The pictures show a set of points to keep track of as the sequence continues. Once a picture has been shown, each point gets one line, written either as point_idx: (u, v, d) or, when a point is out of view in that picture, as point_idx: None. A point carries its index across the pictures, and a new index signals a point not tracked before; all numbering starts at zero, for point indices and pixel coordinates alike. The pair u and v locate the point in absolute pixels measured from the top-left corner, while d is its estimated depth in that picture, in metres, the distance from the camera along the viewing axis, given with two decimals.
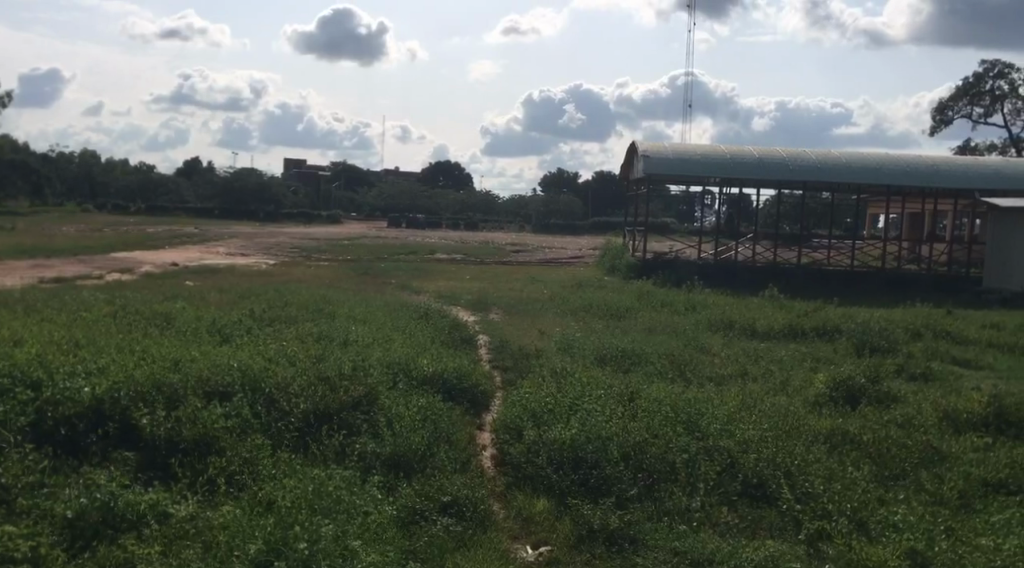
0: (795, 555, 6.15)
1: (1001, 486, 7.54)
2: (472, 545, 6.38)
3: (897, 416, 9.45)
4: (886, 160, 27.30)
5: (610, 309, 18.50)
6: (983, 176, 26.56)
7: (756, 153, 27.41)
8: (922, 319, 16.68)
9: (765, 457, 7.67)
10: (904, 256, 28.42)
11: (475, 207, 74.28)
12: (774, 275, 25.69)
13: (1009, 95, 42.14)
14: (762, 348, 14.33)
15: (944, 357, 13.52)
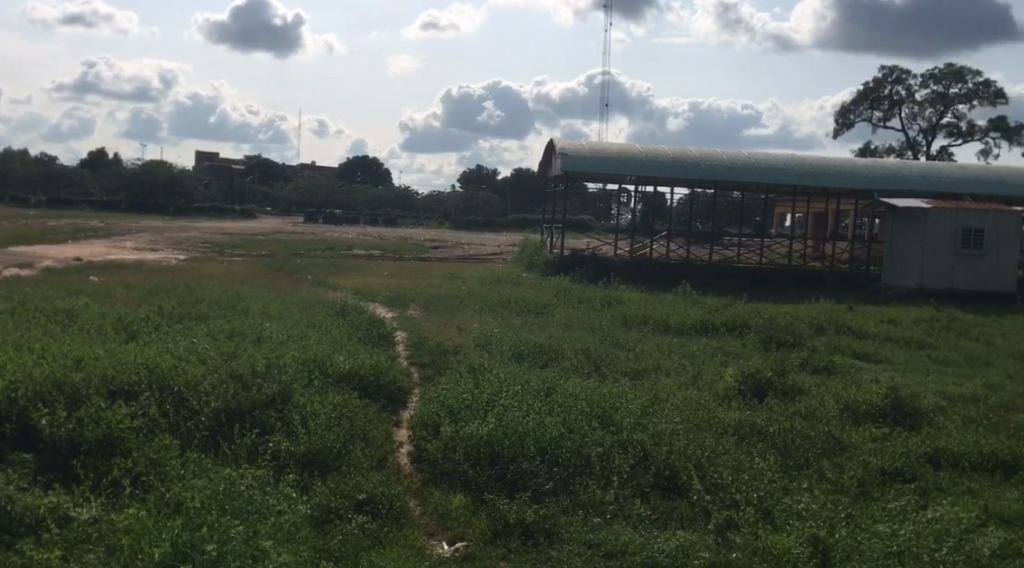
0: (703, 545, 6.32)
1: (897, 473, 7.88)
2: (387, 543, 6.34)
3: (801, 408, 9.79)
4: (793, 161, 28.19)
5: (528, 305, 18.64)
6: (883, 178, 27.68)
7: (669, 152, 27.96)
8: (825, 315, 17.30)
9: (677, 450, 7.84)
10: (810, 254, 29.38)
11: (393, 202, 73.77)
12: (687, 272, 26.26)
13: (906, 100, 43.97)
14: (674, 343, 14.64)
15: (845, 351, 14.05)
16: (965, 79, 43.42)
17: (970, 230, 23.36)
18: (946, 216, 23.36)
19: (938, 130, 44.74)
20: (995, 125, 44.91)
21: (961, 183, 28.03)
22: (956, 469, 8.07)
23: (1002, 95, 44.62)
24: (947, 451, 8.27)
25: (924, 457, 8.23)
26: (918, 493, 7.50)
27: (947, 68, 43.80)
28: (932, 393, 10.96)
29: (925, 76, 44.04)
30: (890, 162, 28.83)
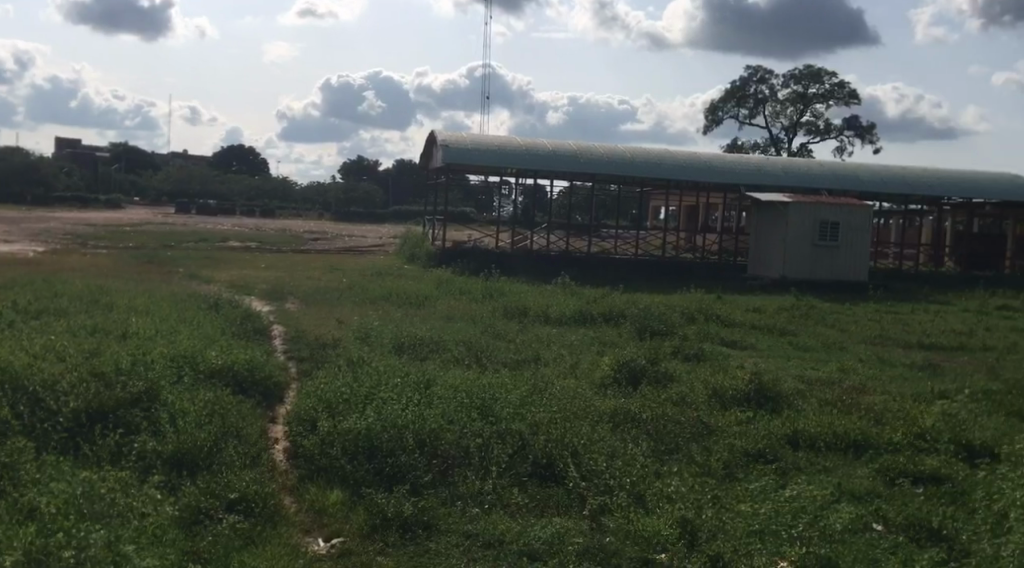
0: (578, 530, 6.44)
1: (760, 455, 8.26)
2: (260, 542, 6.20)
3: (673, 394, 10.13)
4: (666, 156, 29.04)
5: (408, 297, 18.54)
6: (750, 173, 28.88)
7: (548, 145, 28.32)
8: (696, 304, 17.93)
9: (553, 438, 7.97)
10: (683, 245, 30.35)
11: (271, 193, 71.95)
12: (567, 264, 26.70)
13: (770, 99, 45.96)
14: (553, 334, 14.87)
15: (714, 339, 14.60)
16: (823, 80, 45.72)
17: (827, 223, 24.68)
18: (805, 210, 24.57)
19: (799, 128, 46.96)
20: (850, 123, 47.49)
21: (821, 179, 29.53)
22: (813, 449, 8.53)
23: (855, 96, 47.23)
24: (805, 432, 8.72)
25: (784, 439, 8.66)
26: (778, 473, 7.89)
27: (806, 69, 46.01)
28: (792, 377, 11.53)
29: (787, 76, 46.14)
30: (756, 158, 30.10)
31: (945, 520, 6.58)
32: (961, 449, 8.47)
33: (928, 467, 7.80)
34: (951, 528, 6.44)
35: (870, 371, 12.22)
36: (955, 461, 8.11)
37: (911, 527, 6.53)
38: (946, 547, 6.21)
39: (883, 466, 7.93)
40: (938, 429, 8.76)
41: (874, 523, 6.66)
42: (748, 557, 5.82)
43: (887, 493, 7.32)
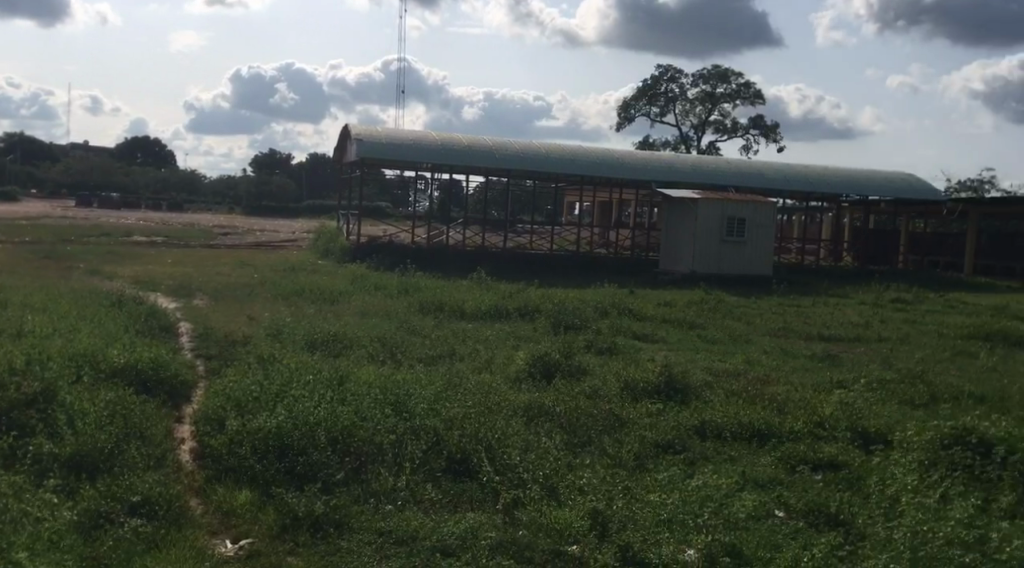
0: (492, 525, 6.45)
1: (669, 446, 8.43)
2: (164, 545, 6.02)
3: (585, 387, 10.26)
4: (580, 152, 29.33)
5: (322, 293, 18.26)
6: (661, 170, 29.42)
7: (463, 140, 28.28)
8: (610, 299, 18.17)
9: (467, 433, 7.97)
10: (597, 241, 30.72)
11: (178, 186, 69.87)
12: (482, 259, 26.74)
13: (680, 97, 46.87)
14: (469, 329, 14.85)
15: (627, 333, 14.83)
16: (730, 80, 46.88)
17: (734, 219, 25.32)
18: (714, 206, 25.17)
19: (707, 127, 48.06)
20: (755, 123, 48.83)
21: (730, 176, 30.28)
22: (719, 439, 8.75)
23: (761, 96, 48.61)
24: (712, 423, 8.94)
25: (692, 430, 8.86)
26: (687, 463, 8.06)
27: (714, 69, 47.10)
28: (700, 369, 11.81)
29: (696, 76, 47.15)
30: (667, 156, 30.69)
31: (843, 506, 6.83)
32: (858, 436, 8.81)
33: (827, 454, 8.09)
34: (848, 512, 6.70)
35: (774, 363, 12.61)
36: (852, 449, 8.44)
37: (811, 513, 6.76)
38: (843, 531, 6.46)
39: (785, 454, 8.19)
40: (837, 417, 9.10)
41: (776, 510, 6.87)
42: (657, 545, 5.92)
43: (789, 481, 7.56)
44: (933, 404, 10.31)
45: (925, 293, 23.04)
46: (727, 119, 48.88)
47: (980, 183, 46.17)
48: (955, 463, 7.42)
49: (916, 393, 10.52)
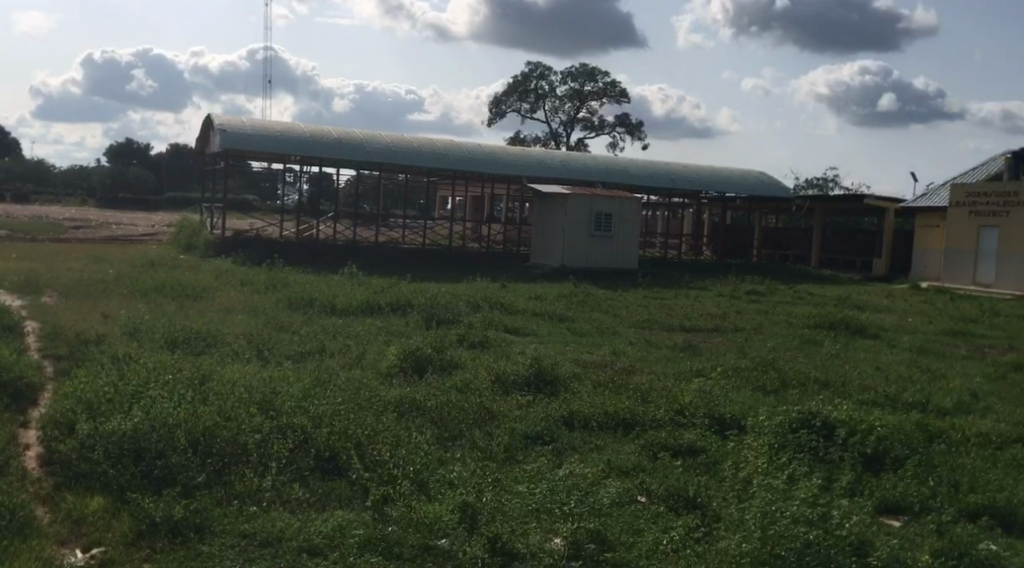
0: (360, 522, 6.38)
1: (539, 437, 8.55)
2: (7, 556, 5.66)
3: (456, 381, 10.30)
4: (452, 146, 29.34)
5: (184, 289, 17.56)
6: (531, 166, 29.80)
7: (332, 133, 27.78)
8: (482, 292, 18.26)
9: (335, 430, 7.85)
10: (468, 235, 30.82)
11: (24, 176, 65.64)
12: (353, 254, 26.38)
13: (549, 94, 47.56)
14: (339, 324, 14.63)
15: (498, 326, 14.96)
16: (597, 78, 47.93)
17: (602, 214, 25.93)
18: (582, 201, 25.69)
19: (576, 124, 49.01)
20: (621, 121, 50.13)
21: (597, 173, 30.98)
22: (586, 429, 8.95)
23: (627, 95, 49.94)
24: (580, 414, 9.14)
25: (561, 420, 9.04)
26: (555, 453, 8.19)
27: (582, 67, 48.05)
28: (569, 361, 12.05)
29: (564, 74, 47.98)
30: (537, 151, 31.12)
31: (702, 490, 7.11)
32: (715, 422, 9.20)
33: (687, 440, 8.41)
34: (705, 496, 6.97)
35: (639, 353, 13.00)
36: (710, 435, 8.79)
37: (672, 497, 7.01)
38: (701, 514, 6.72)
39: (648, 442, 8.46)
40: (696, 405, 9.46)
41: (638, 496, 7.09)
42: (524, 535, 6.00)
43: (651, 467, 7.81)
44: (783, 389, 10.90)
45: (778, 285, 24.27)
46: (594, 116, 49.97)
47: (827, 180, 48.97)
48: (802, 446, 7.85)
49: (769, 380, 11.09)
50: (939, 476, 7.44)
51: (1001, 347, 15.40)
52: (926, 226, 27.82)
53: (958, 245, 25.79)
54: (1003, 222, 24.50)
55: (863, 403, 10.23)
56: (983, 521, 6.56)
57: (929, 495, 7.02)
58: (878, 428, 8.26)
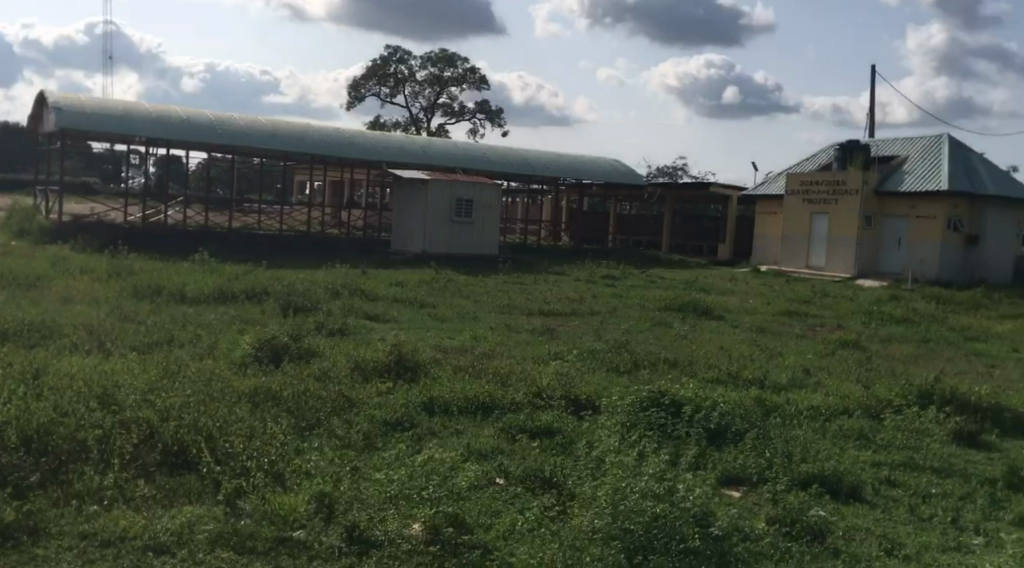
0: (210, 517, 6.19)
1: (398, 423, 8.53)
2: None
3: (314, 369, 10.14)
4: (309, 129, 28.68)
5: (18, 278, 16.45)
6: (390, 150, 29.51)
7: (181, 113, 26.62)
8: (341, 279, 17.99)
9: (185, 423, 7.58)
10: (327, 221, 30.28)
11: None
12: (204, 240, 25.43)
13: (409, 79, 47.19)
14: (190, 313, 14.08)
15: (358, 313, 14.79)
16: (457, 64, 47.92)
17: (462, 200, 26.01)
18: (443, 186, 25.68)
19: (436, 109, 48.87)
20: (481, 107, 50.34)
21: (457, 159, 31.03)
22: (446, 414, 9.00)
23: (486, 82, 50.19)
24: (440, 399, 9.19)
25: (420, 406, 9.06)
26: (414, 439, 8.18)
27: (442, 52, 47.91)
28: (429, 347, 12.07)
29: (424, 58, 47.71)
30: (396, 137, 30.86)
31: (558, 470, 7.29)
32: (571, 403, 9.44)
33: (544, 422, 8.59)
34: (560, 475, 7.16)
35: (499, 338, 13.17)
36: (566, 416, 9.02)
37: (528, 478, 7.17)
38: (557, 493, 6.90)
39: (506, 425, 8.60)
40: (553, 387, 9.69)
41: (496, 478, 7.20)
42: (382, 522, 5.99)
43: (509, 449, 7.94)
44: (635, 369, 11.30)
45: (632, 270, 25.08)
46: (454, 102, 49.99)
47: (677, 169, 50.85)
48: (652, 424, 8.18)
49: (622, 361, 11.48)
50: (774, 448, 7.92)
51: (833, 326, 16.50)
52: (766, 213, 29.33)
53: (794, 231, 27.34)
54: (833, 209, 26.14)
55: (708, 381, 10.74)
56: (814, 488, 7.04)
57: (766, 466, 7.47)
58: (722, 405, 8.70)
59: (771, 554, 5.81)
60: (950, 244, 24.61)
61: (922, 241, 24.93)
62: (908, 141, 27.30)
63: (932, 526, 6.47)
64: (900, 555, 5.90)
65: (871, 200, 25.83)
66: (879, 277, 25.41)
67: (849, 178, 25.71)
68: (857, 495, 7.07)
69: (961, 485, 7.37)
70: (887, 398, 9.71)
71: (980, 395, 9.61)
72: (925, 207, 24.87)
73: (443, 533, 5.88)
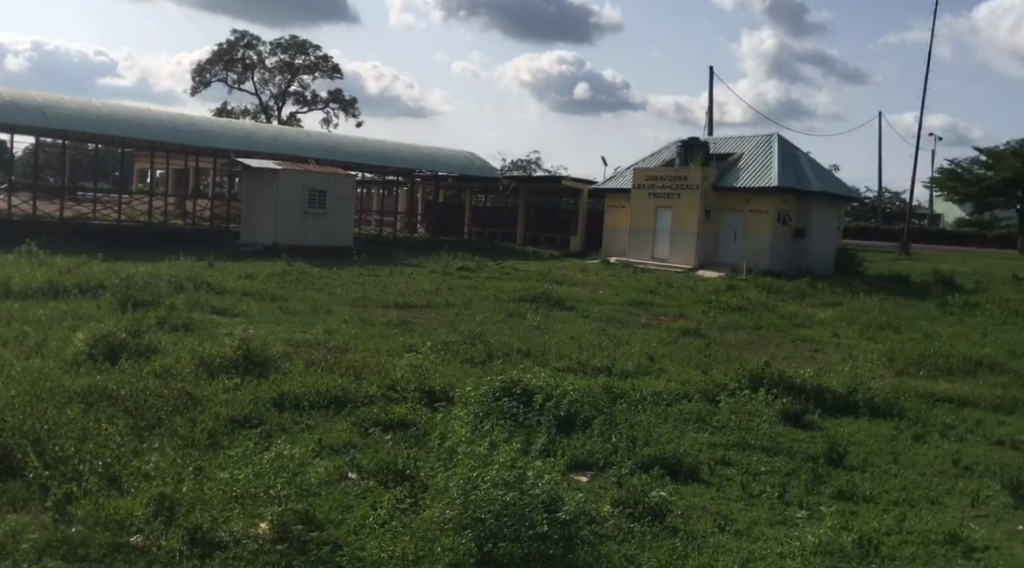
0: (38, 525, 5.83)
1: (245, 420, 8.29)
2: None
3: (156, 367, 9.70)
4: (150, 115, 27.32)
5: None
6: (239, 139, 28.53)
7: (5, 94, 24.79)
8: (185, 272, 17.26)
9: (10, 426, 7.09)
10: (170, 211, 28.98)
11: None
12: (33, 231, 23.80)
13: (257, 65, 45.76)
14: (17, 309, 13.16)
15: (203, 307, 14.25)
16: (308, 52, 46.80)
17: (314, 190, 25.48)
18: (294, 175, 25.05)
19: (286, 98, 47.62)
20: (334, 96, 49.40)
21: (309, 149, 30.36)
22: (297, 409, 8.83)
23: (339, 70, 49.28)
24: (290, 395, 8.99)
25: (270, 402, 8.84)
26: (262, 435, 7.97)
27: (292, 39, 46.72)
28: (279, 341, 11.77)
29: (273, 44, 46.36)
30: (244, 125, 29.87)
31: (411, 463, 7.29)
32: (425, 395, 9.45)
33: (397, 415, 8.57)
34: (413, 467, 7.17)
35: (352, 331, 13.00)
36: (420, 408, 9.02)
37: (381, 471, 7.14)
38: (409, 485, 6.90)
39: (359, 419, 8.52)
40: (406, 380, 9.67)
41: (348, 473, 7.14)
42: (228, 522, 5.81)
43: (362, 444, 7.87)
44: (489, 360, 11.44)
45: (487, 261, 25.30)
46: (306, 91, 48.85)
47: (530, 162, 51.64)
48: (505, 413, 8.31)
49: (476, 352, 11.59)
50: (620, 433, 8.21)
51: (675, 314, 17.23)
52: (614, 206, 30.21)
53: (641, 224, 28.31)
54: (676, 203, 27.22)
55: (559, 370, 11.01)
56: (657, 471, 7.34)
57: (612, 452, 7.74)
58: (571, 393, 8.93)
59: (615, 536, 6.02)
60: (781, 237, 26.14)
61: (756, 234, 26.35)
62: (744, 139, 28.75)
63: (762, 502, 6.89)
64: (733, 530, 6.25)
65: (711, 195, 27.07)
66: (718, 268, 26.69)
67: (691, 174, 26.84)
68: (696, 476, 7.43)
69: (788, 463, 7.89)
70: (724, 383, 10.25)
71: (805, 378, 10.30)
72: (759, 202, 26.29)
73: (292, 531, 5.77)
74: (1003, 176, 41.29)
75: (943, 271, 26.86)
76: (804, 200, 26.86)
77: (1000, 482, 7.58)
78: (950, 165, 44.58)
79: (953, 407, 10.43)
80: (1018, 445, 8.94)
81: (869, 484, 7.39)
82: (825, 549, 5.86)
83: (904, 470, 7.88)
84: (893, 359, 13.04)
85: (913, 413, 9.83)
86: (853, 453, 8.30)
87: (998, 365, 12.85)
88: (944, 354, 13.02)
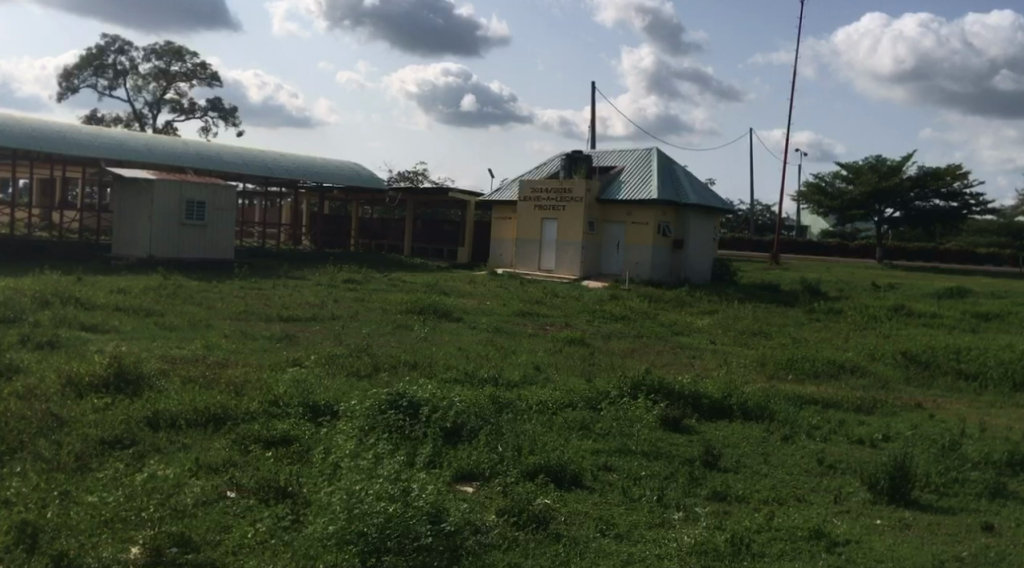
0: None
1: (116, 441, 7.95)
2: None
3: (17, 387, 9.17)
4: (12, 122, 25.84)
5: None
6: (109, 148, 27.33)
7: None
8: (51, 286, 16.48)
9: None
10: (35, 222, 27.48)
11: None
12: None
13: (130, 70, 44.08)
14: None
15: (72, 323, 13.56)
16: (185, 58, 45.42)
17: (192, 201, 24.66)
18: (171, 186, 24.20)
19: (162, 105, 46.06)
20: (212, 104, 48.11)
21: (186, 158, 29.43)
22: (172, 428, 8.51)
23: (218, 78, 48.01)
24: (165, 413, 8.68)
25: (144, 422, 8.50)
26: (134, 457, 7.63)
27: (167, 45, 45.23)
28: (154, 358, 11.34)
29: (147, 50, 44.78)
30: (115, 133, 28.66)
31: (292, 480, 7.13)
32: (308, 410, 9.21)
33: (279, 431, 8.38)
34: (296, 485, 7.01)
35: (232, 346, 12.69)
36: (303, 422, 8.84)
37: (260, 489, 6.95)
38: (292, 502, 6.77)
39: (239, 436, 8.28)
40: (290, 395, 9.47)
41: (227, 492, 6.94)
42: (95, 549, 5.54)
43: (242, 461, 7.66)
44: (375, 373, 11.33)
45: (372, 274, 25.06)
46: (183, 98, 47.42)
47: (417, 174, 51.56)
48: (390, 426, 8.25)
49: (362, 365, 11.46)
50: (505, 443, 8.29)
51: (560, 324, 17.50)
52: (500, 218, 30.41)
53: (526, 236, 28.63)
54: (561, 214, 27.64)
55: (445, 381, 11.02)
56: (540, 479, 7.44)
57: (496, 461, 7.79)
58: (457, 404, 8.94)
59: (499, 545, 6.05)
60: (660, 247, 26.89)
61: (636, 245, 27.04)
62: (624, 153, 29.46)
63: (642, 506, 7.08)
64: (613, 535, 6.40)
65: (594, 207, 27.60)
66: (601, 278, 27.27)
67: (574, 186, 27.27)
68: (578, 482, 7.57)
69: (666, 466, 8.13)
70: (606, 390, 10.51)
71: (682, 384, 10.62)
72: (640, 214, 26.96)
73: (166, 554, 5.56)
74: (863, 190, 43.74)
75: (810, 279, 28.23)
76: (681, 212, 27.69)
77: (859, 478, 8.02)
78: (815, 179, 46.83)
79: (818, 409, 10.96)
80: (877, 443, 9.49)
81: (740, 485, 7.69)
82: (699, 549, 6.07)
83: (773, 471, 8.22)
84: (764, 364, 13.63)
85: (781, 414, 10.29)
86: (726, 455, 8.63)
87: (859, 368, 13.57)
88: (811, 359, 13.67)
